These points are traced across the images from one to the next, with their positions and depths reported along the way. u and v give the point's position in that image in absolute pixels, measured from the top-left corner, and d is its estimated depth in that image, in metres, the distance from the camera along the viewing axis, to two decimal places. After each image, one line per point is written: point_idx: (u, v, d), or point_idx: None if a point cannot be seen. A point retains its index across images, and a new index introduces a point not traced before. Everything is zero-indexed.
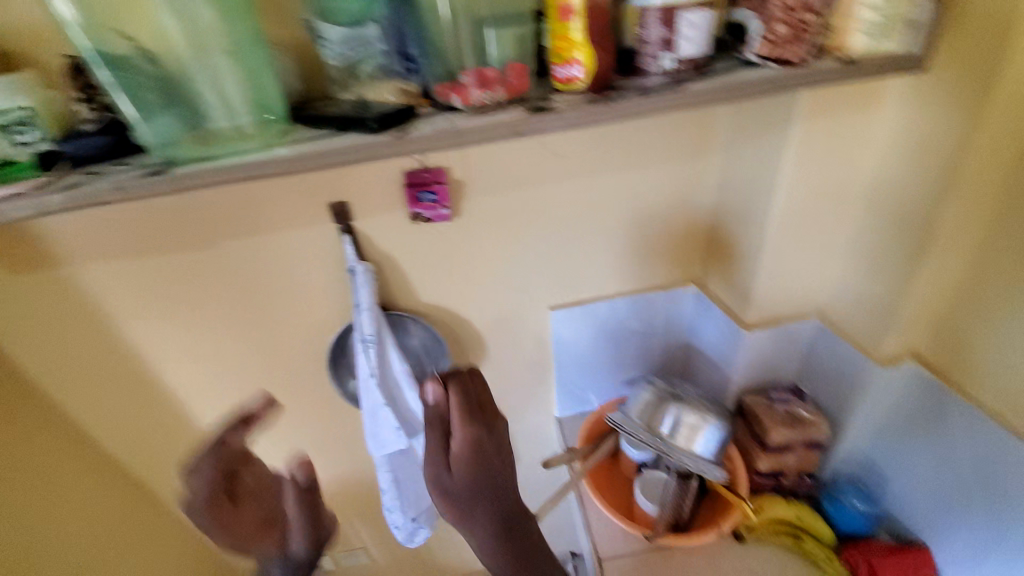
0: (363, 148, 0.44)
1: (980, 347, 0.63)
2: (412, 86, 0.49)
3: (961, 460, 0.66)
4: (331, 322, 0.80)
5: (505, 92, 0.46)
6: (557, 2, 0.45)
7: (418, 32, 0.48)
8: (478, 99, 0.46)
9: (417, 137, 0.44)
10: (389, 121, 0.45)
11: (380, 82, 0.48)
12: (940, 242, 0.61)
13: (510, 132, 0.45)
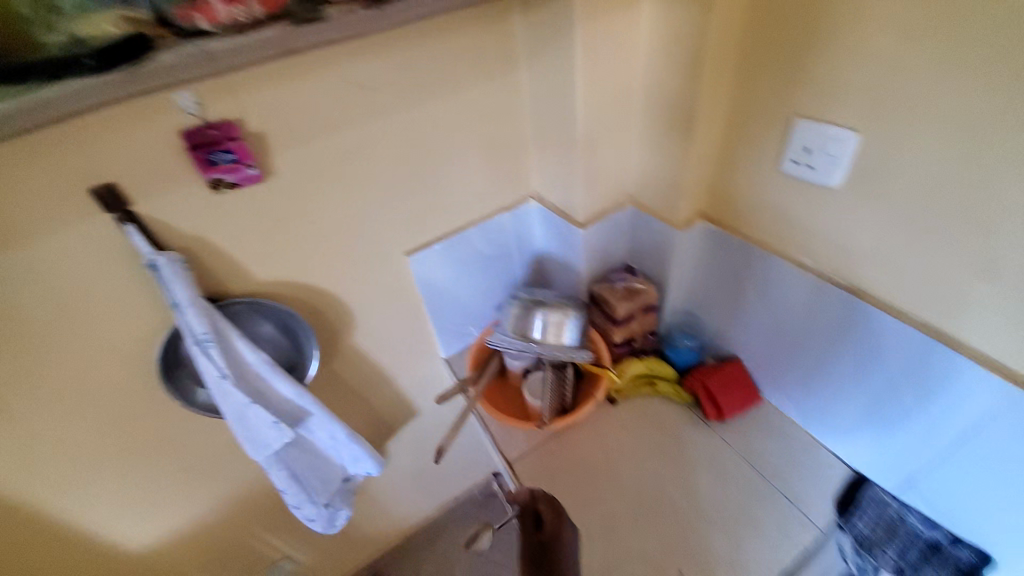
0: (87, 95, 0.37)
1: (740, 196, 0.80)
2: (138, 11, 0.40)
3: (746, 286, 0.85)
4: (150, 333, 0.68)
5: (260, 5, 0.40)
6: None
7: None
8: (229, 17, 0.40)
9: (148, 71, 0.38)
10: (113, 55, 0.37)
11: (93, 13, 0.39)
12: (701, 115, 0.74)
13: (281, 49, 0.41)
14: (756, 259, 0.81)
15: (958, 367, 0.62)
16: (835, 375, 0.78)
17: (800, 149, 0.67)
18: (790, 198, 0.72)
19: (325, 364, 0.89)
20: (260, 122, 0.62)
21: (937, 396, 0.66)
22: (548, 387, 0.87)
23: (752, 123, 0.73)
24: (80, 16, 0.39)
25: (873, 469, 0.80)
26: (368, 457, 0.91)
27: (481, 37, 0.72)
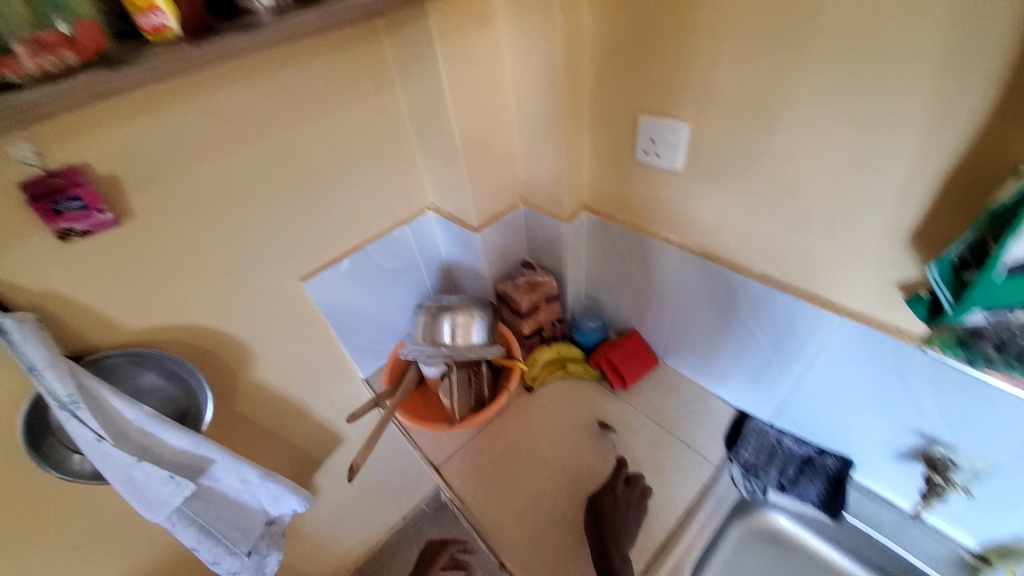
0: None
1: (612, 187, 0.89)
2: None
3: (630, 264, 0.95)
4: (7, 407, 0.61)
5: (78, 55, 0.36)
6: None
7: None
8: (38, 69, 0.35)
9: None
10: None
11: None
12: (567, 119, 0.81)
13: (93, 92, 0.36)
14: (633, 239, 0.90)
15: (794, 308, 0.74)
16: (710, 331, 0.90)
17: (648, 141, 0.76)
18: (651, 185, 0.82)
19: (230, 405, 0.85)
20: (108, 160, 0.58)
21: (784, 336, 0.79)
22: (461, 386, 0.89)
23: (609, 120, 0.81)
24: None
25: (753, 406, 0.93)
26: (289, 494, 0.88)
27: (346, 57, 0.73)
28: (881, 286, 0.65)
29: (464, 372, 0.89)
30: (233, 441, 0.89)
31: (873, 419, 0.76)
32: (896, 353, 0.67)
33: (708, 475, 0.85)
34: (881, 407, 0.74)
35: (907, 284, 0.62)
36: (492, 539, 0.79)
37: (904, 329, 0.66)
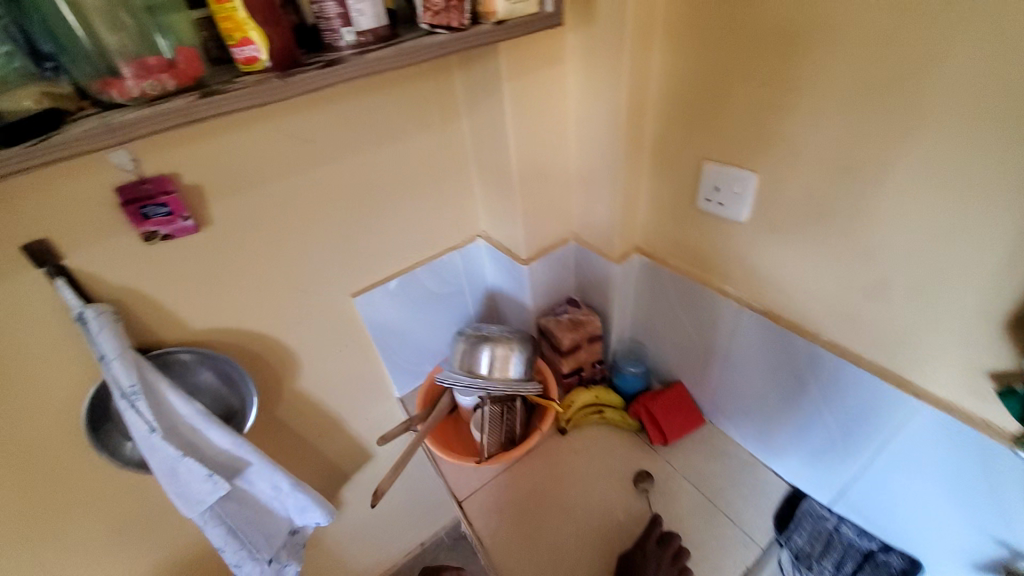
0: None
1: (669, 232, 0.86)
2: (59, 87, 0.39)
3: (681, 314, 0.90)
4: (76, 390, 0.66)
5: (176, 81, 0.40)
6: None
7: (44, 21, 0.38)
8: (139, 91, 0.39)
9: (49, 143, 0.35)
10: (25, 132, 0.36)
11: (13, 89, 0.37)
12: (627, 161, 0.80)
13: (183, 117, 0.39)
14: (686, 287, 0.86)
15: (864, 384, 0.67)
16: (762, 394, 0.83)
17: (712, 189, 0.74)
18: (711, 234, 0.78)
19: (271, 410, 0.88)
20: (195, 173, 0.63)
21: (851, 412, 0.71)
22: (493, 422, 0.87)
23: (671, 165, 0.79)
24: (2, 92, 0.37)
25: (808, 485, 0.84)
26: (315, 506, 0.88)
27: (418, 90, 0.77)
28: (970, 372, 0.58)
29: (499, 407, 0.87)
30: (269, 445, 0.91)
31: (950, 520, 0.67)
32: (987, 451, 0.59)
33: (751, 557, 0.78)
34: (964, 509, 0.64)
35: (999, 373, 0.55)
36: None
37: (993, 423, 0.58)
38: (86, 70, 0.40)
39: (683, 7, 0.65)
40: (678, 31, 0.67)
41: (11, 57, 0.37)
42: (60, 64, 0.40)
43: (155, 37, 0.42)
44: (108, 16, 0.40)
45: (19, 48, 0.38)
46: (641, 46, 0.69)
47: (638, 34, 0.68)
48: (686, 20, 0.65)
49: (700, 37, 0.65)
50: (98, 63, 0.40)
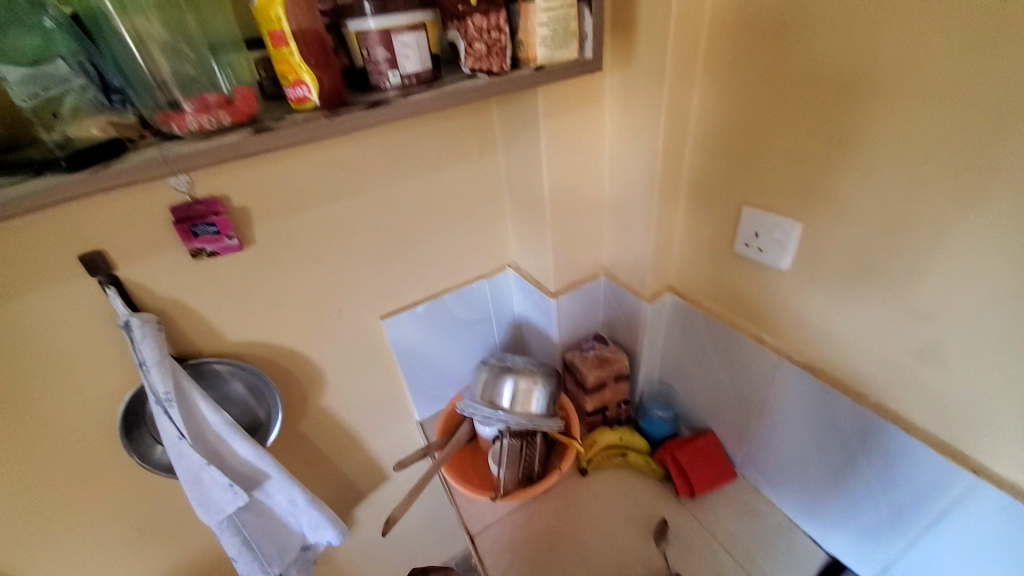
0: (43, 192, 0.36)
1: (704, 273, 0.83)
2: (124, 117, 0.42)
3: (714, 358, 0.86)
4: (115, 393, 0.69)
5: (231, 117, 0.42)
6: (267, 29, 0.42)
7: (116, 59, 0.42)
8: (197, 125, 0.42)
9: (109, 172, 0.37)
10: (89, 158, 0.38)
11: (86, 118, 0.41)
12: (663, 200, 0.79)
13: (234, 151, 0.41)
14: (721, 333, 0.82)
15: (915, 454, 0.62)
16: (800, 452, 0.78)
17: (750, 234, 0.71)
18: (748, 279, 0.75)
19: (294, 424, 0.89)
20: (243, 195, 0.67)
21: (899, 482, 0.65)
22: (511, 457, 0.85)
23: (708, 206, 0.77)
24: (74, 120, 0.40)
25: (849, 556, 0.77)
26: (328, 524, 0.88)
27: (457, 122, 0.79)
28: None
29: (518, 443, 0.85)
30: (290, 459, 0.92)
31: None
32: None
33: None
34: None
35: None
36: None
37: None
38: (149, 102, 0.43)
39: (726, 52, 0.64)
40: (719, 74, 0.67)
41: (85, 89, 0.41)
42: (127, 97, 0.43)
43: (214, 73, 0.45)
44: (171, 51, 0.43)
45: (93, 83, 0.42)
46: (680, 88, 0.69)
47: (678, 76, 0.67)
48: (728, 64, 0.65)
49: (742, 82, 0.64)
50: (159, 96, 0.43)
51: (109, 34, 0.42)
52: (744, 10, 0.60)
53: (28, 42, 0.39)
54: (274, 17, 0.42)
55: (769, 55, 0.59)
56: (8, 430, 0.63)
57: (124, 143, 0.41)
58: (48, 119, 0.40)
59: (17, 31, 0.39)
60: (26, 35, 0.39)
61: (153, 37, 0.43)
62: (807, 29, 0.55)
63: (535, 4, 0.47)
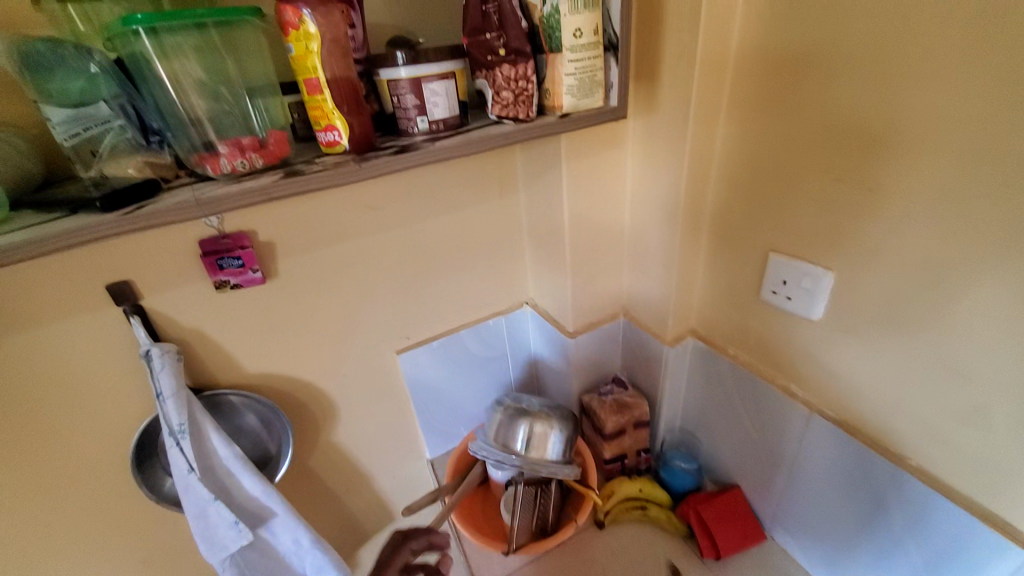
0: (79, 232, 0.37)
1: (728, 319, 0.80)
2: (161, 157, 0.44)
3: (740, 409, 0.83)
4: (130, 422, 0.69)
5: (264, 160, 0.44)
6: (302, 77, 0.44)
7: (156, 103, 0.43)
8: (229, 167, 0.43)
9: (142, 214, 0.38)
10: (123, 198, 0.39)
11: (122, 157, 0.42)
12: (685, 243, 0.78)
13: (265, 194, 0.41)
14: (749, 386, 0.79)
15: (967, 527, 0.57)
16: (836, 517, 0.73)
17: (778, 281, 0.69)
18: (776, 327, 0.72)
19: (304, 459, 0.87)
20: (268, 230, 0.68)
21: (950, 558, 0.60)
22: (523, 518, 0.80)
23: (731, 251, 0.75)
24: (111, 158, 0.42)
25: None
26: (332, 568, 0.82)
27: (480, 163, 0.80)
28: None
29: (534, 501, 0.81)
30: (297, 496, 0.90)
31: None
32: None
33: None
34: None
35: None
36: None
37: None
38: (184, 143, 0.44)
39: (750, 100, 0.64)
40: (743, 123, 0.67)
41: (124, 129, 0.43)
42: (164, 138, 0.45)
43: (250, 116, 0.46)
44: (209, 92, 0.44)
45: (131, 124, 0.43)
46: (703, 134, 0.69)
47: (701, 123, 0.68)
48: (753, 113, 0.65)
49: (767, 129, 0.64)
50: (195, 138, 0.44)
51: (150, 77, 0.42)
52: (768, 62, 0.61)
53: (74, 84, 0.40)
54: (309, 65, 0.43)
55: (795, 104, 0.59)
56: (23, 456, 0.63)
57: (158, 184, 0.42)
58: (87, 157, 0.42)
59: (63, 74, 0.40)
60: (71, 78, 0.40)
61: (192, 81, 0.43)
62: (835, 81, 0.54)
63: (561, 55, 0.48)
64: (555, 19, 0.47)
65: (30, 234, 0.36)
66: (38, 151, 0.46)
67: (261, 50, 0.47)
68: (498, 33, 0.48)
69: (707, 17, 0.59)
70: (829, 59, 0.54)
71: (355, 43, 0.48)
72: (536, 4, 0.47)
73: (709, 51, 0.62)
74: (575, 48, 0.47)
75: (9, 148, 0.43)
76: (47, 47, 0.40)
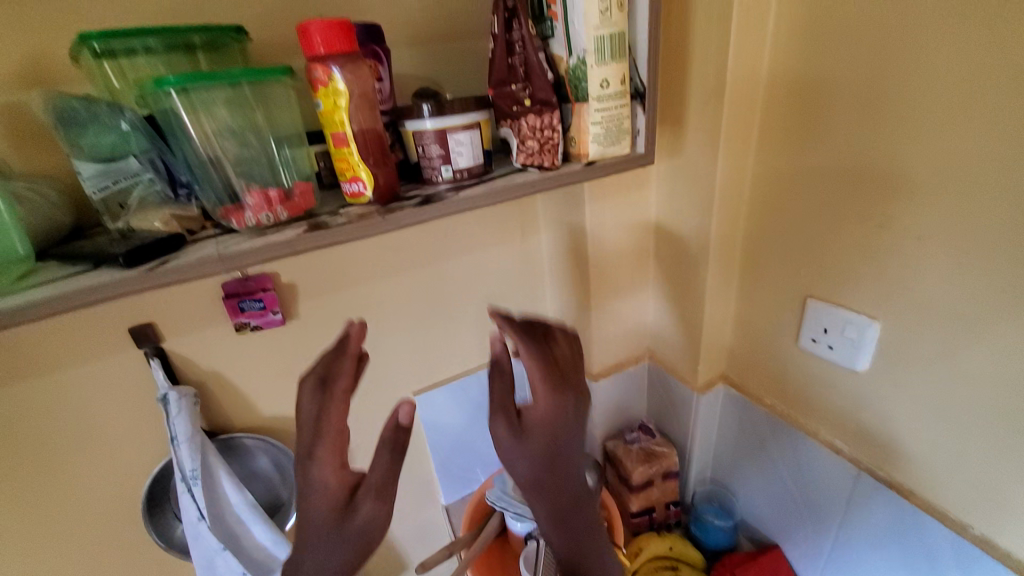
0: (99, 289, 0.36)
1: (762, 366, 0.76)
2: (188, 210, 0.44)
3: (778, 462, 0.77)
4: (144, 466, 0.67)
5: (288, 213, 0.44)
6: (330, 130, 0.44)
7: (185, 157, 0.44)
8: (254, 221, 0.43)
9: (164, 271, 0.37)
10: (146, 254, 0.39)
11: (149, 210, 0.43)
12: (713, 286, 0.75)
13: (287, 249, 0.41)
14: (788, 443, 0.74)
15: None
16: None
17: (817, 329, 0.65)
18: (815, 377, 0.68)
19: None
20: (291, 273, 0.68)
21: None
22: (531, 421, 0.51)
23: (764, 295, 0.72)
24: (137, 210, 0.43)
25: None
26: None
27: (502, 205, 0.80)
28: None
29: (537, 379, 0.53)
30: None
31: None
32: None
33: None
34: None
35: None
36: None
37: None
38: (211, 196, 0.44)
39: (780, 145, 0.63)
40: (773, 168, 0.65)
41: (152, 182, 0.43)
42: (191, 191, 0.45)
43: (278, 167, 0.47)
44: (236, 145, 0.45)
45: (160, 177, 0.44)
46: (731, 177, 0.68)
47: (728, 166, 0.66)
48: (783, 159, 0.63)
49: (799, 173, 0.62)
50: (222, 191, 0.44)
51: (179, 131, 0.43)
52: (798, 109, 0.60)
53: (106, 140, 0.42)
54: (337, 120, 0.43)
55: (829, 150, 0.58)
56: (37, 499, 0.62)
57: (184, 237, 0.42)
58: (117, 209, 0.43)
59: (96, 130, 0.42)
60: (103, 134, 0.42)
61: (220, 134, 0.44)
62: (873, 128, 0.53)
63: (587, 104, 0.47)
64: (581, 71, 0.47)
65: (49, 291, 0.35)
66: (70, 204, 0.48)
67: (291, 104, 0.48)
68: (523, 85, 0.48)
69: (733, 64, 0.59)
70: (864, 106, 0.53)
71: (383, 95, 0.49)
72: (562, 57, 0.47)
73: (736, 96, 0.62)
74: (602, 99, 0.47)
75: (42, 201, 0.44)
76: (82, 104, 0.41)
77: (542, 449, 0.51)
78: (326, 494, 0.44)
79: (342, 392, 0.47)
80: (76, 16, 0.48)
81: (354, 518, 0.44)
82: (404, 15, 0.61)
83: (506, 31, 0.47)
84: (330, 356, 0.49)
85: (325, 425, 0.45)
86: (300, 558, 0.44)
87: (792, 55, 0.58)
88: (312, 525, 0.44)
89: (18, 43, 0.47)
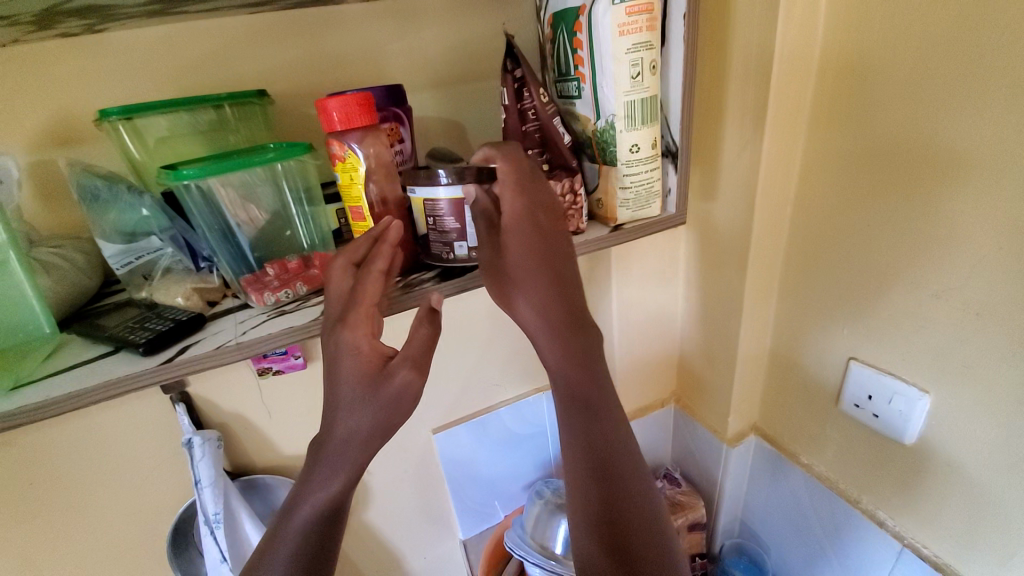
0: (121, 380, 0.39)
1: (795, 423, 0.72)
2: (207, 280, 0.47)
3: (814, 522, 0.73)
4: (155, 514, 0.65)
5: (306, 286, 0.47)
6: (348, 204, 0.48)
7: (196, 232, 0.45)
8: (274, 299, 0.46)
9: (181, 361, 0.40)
10: (164, 340, 0.41)
11: (172, 283, 0.46)
12: (747, 338, 0.71)
13: (302, 334, 0.44)
14: (829, 510, 0.70)
15: None
16: None
17: (862, 394, 0.61)
18: (861, 443, 0.63)
19: None
20: None
21: None
22: (524, 271, 0.49)
23: (802, 350, 0.68)
24: (162, 282, 0.46)
25: None
26: None
27: None
28: None
29: (540, 248, 0.49)
30: None
31: None
32: None
33: None
34: None
35: None
36: (334, 507, 0.45)
37: None
38: (227, 268, 0.46)
39: (821, 199, 0.59)
40: (813, 221, 0.61)
41: (174, 255, 0.46)
42: (212, 262, 0.47)
43: (296, 229, 0.49)
44: (252, 217, 0.46)
45: (180, 250, 0.46)
46: (770, 227, 0.63)
47: (767, 215, 0.62)
48: (827, 213, 0.59)
49: (846, 231, 0.57)
50: (239, 264, 0.47)
51: (195, 214, 0.43)
52: (846, 161, 0.55)
53: (127, 219, 0.44)
54: (355, 194, 0.47)
55: (885, 207, 0.53)
56: (49, 548, 0.60)
57: (203, 314, 0.45)
58: (141, 280, 0.46)
59: (118, 209, 0.44)
60: (125, 213, 0.44)
61: (229, 207, 0.44)
62: (941, 190, 0.48)
63: (616, 168, 0.51)
64: (610, 134, 0.50)
65: (78, 383, 0.38)
66: (97, 265, 0.49)
67: (305, 169, 0.47)
68: (541, 150, 0.53)
69: (775, 110, 0.55)
70: (924, 164, 0.48)
71: (405, 155, 0.52)
72: (590, 119, 0.51)
73: (776, 148, 0.57)
74: (632, 166, 0.51)
75: (68, 267, 0.46)
76: (104, 184, 0.43)
77: (544, 285, 0.49)
78: (358, 358, 0.42)
79: (379, 271, 0.44)
80: (100, 76, 0.49)
81: (388, 383, 0.41)
82: (424, 64, 0.60)
83: (517, 100, 0.50)
84: (367, 244, 0.45)
85: (360, 296, 0.43)
86: (333, 418, 0.42)
87: (839, 105, 0.54)
88: (343, 395, 0.42)
89: (48, 103, 0.48)
